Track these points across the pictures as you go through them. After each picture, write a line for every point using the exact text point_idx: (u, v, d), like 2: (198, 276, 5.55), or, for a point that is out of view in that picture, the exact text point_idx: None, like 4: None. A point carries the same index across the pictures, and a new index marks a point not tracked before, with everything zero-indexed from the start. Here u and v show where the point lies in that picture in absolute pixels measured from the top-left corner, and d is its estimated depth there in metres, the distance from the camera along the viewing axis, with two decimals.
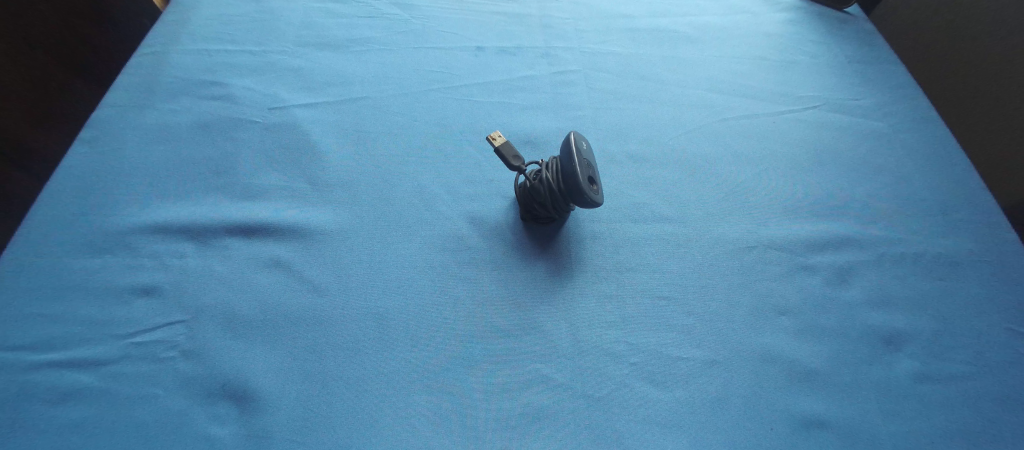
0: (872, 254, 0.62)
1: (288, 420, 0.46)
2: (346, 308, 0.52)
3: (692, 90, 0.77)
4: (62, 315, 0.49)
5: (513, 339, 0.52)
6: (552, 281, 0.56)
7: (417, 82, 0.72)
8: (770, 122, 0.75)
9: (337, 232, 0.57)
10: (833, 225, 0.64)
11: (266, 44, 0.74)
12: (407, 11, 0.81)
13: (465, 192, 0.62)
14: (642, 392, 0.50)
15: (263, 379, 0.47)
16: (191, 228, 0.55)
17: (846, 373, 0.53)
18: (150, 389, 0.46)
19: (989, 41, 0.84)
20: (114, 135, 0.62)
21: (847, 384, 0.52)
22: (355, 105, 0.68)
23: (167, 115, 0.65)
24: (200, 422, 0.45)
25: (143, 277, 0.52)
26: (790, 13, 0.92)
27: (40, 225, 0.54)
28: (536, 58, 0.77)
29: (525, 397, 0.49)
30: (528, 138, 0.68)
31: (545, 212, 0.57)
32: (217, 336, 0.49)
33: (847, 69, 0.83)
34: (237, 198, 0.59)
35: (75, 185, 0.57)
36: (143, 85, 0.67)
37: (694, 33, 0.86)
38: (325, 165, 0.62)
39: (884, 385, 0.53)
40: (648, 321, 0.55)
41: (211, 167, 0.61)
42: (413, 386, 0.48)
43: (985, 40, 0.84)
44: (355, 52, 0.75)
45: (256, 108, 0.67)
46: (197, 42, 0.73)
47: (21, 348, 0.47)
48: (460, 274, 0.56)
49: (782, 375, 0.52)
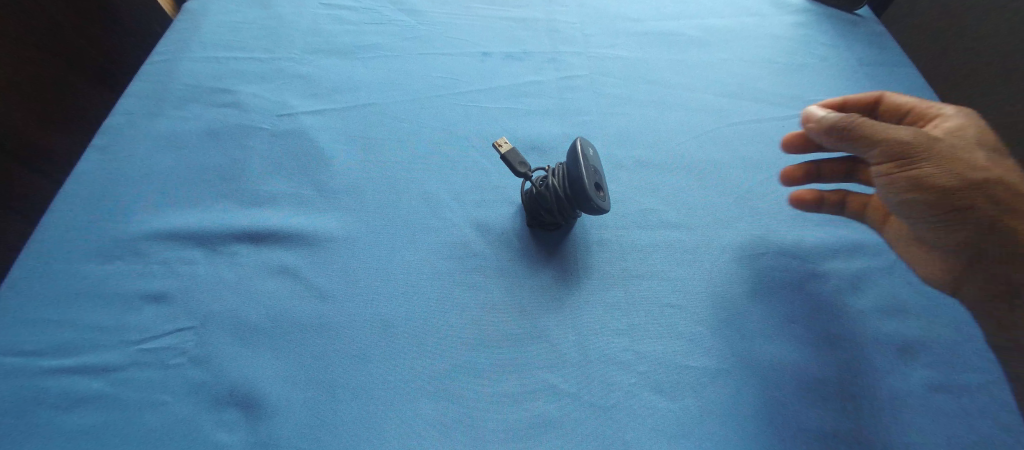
0: (885, 260, 0.61)
1: (295, 428, 0.46)
2: (353, 315, 0.52)
3: (700, 94, 0.77)
4: (73, 321, 0.50)
5: (519, 347, 0.52)
6: (559, 288, 0.56)
7: (425, 88, 0.72)
8: (780, 126, 0.74)
9: (345, 239, 0.57)
10: (845, 231, 0.63)
11: (274, 51, 0.75)
12: (415, 17, 0.81)
13: (471, 199, 0.62)
14: (651, 402, 0.49)
15: (269, 386, 0.47)
16: (200, 235, 0.56)
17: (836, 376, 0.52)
18: (159, 395, 0.46)
19: (992, 43, 0.85)
20: (126, 142, 0.63)
21: (835, 389, 0.52)
22: (362, 112, 0.69)
23: (177, 122, 0.65)
24: (208, 428, 0.45)
25: (153, 283, 0.52)
26: (801, 15, 0.91)
27: (53, 232, 0.55)
28: (543, 63, 0.77)
29: (531, 405, 0.48)
30: (535, 144, 0.68)
31: (551, 219, 0.56)
32: (225, 342, 0.50)
33: (858, 72, 0.82)
34: (245, 205, 0.59)
35: (87, 191, 0.58)
36: (155, 92, 0.68)
37: (702, 36, 0.86)
38: (332, 171, 0.63)
39: (872, 389, 0.52)
40: (656, 329, 0.54)
41: (221, 175, 0.61)
42: (419, 392, 0.48)
43: (987, 43, 0.85)
44: (364, 58, 0.75)
45: (264, 114, 0.67)
46: (208, 50, 0.73)
47: (32, 354, 0.48)
48: (466, 281, 0.55)
49: (771, 384, 0.51)
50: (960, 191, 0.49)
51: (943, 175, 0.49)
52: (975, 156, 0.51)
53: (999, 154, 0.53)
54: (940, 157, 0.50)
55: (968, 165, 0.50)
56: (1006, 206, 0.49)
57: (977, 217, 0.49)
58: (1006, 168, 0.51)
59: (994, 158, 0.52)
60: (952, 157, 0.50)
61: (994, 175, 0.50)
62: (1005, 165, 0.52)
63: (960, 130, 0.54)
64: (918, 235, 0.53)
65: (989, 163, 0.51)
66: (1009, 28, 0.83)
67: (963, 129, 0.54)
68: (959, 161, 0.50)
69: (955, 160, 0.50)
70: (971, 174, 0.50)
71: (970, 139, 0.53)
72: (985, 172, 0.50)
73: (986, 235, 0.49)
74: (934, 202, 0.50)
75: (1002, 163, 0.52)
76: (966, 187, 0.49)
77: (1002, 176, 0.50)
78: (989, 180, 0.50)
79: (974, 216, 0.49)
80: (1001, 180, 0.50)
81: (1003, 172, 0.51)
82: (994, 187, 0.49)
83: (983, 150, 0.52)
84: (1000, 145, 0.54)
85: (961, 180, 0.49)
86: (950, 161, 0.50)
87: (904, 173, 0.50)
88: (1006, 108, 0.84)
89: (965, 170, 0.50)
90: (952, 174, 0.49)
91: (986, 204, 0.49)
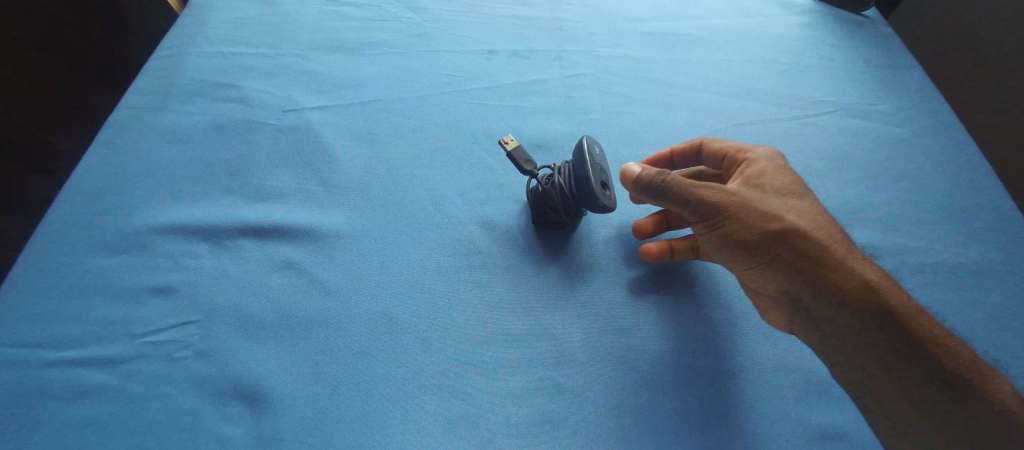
0: (890, 262, 0.61)
1: (300, 422, 0.46)
2: (357, 311, 0.52)
3: (706, 94, 0.77)
4: (78, 314, 0.50)
5: (524, 344, 0.52)
6: (564, 286, 0.56)
7: (429, 85, 0.72)
8: (785, 127, 0.74)
9: (349, 235, 0.57)
10: (850, 232, 0.63)
11: (280, 47, 0.75)
12: (420, 14, 0.81)
13: (476, 196, 0.62)
14: (654, 401, 0.49)
15: (274, 380, 0.47)
16: (206, 229, 0.56)
17: (687, 375, 0.51)
18: (164, 388, 0.47)
19: (990, 43, 0.85)
20: (132, 137, 0.63)
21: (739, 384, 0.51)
22: (367, 108, 0.69)
23: (183, 117, 0.65)
24: (212, 422, 0.45)
25: (158, 276, 0.52)
26: (807, 16, 0.91)
27: (59, 225, 0.55)
28: (548, 62, 0.77)
29: (535, 402, 0.48)
30: (540, 142, 0.68)
31: (557, 217, 0.56)
32: (230, 336, 0.50)
33: (864, 74, 0.82)
34: (251, 200, 0.59)
35: (92, 185, 0.58)
36: (160, 87, 0.68)
37: (708, 36, 0.86)
38: (338, 167, 0.63)
39: (736, 387, 0.51)
40: (659, 328, 0.54)
41: (226, 170, 0.62)
42: (423, 388, 0.48)
43: (985, 43, 0.85)
44: (368, 55, 0.75)
45: (269, 110, 0.67)
46: (213, 45, 0.73)
47: (38, 346, 0.48)
48: (471, 278, 0.56)
49: (642, 382, 0.50)
50: (757, 244, 0.51)
51: (746, 230, 0.51)
52: (766, 204, 0.52)
53: (797, 195, 0.54)
54: (739, 213, 0.51)
55: (761, 216, 0.51)
56: (805, 253, 0.50)
57: (784, 267, 0.50)
58: (797, 213, 0.52)
59: (783, 201, 0.53)
60: (746, 210, 0.51)
61: (786, 222, 0.51)
62: (801, 208, 0.53)
63: (760, 176, 0.54)
64: (744, 284, 0.54)
65: (782, 208, 0.52)
66: (1007, 27, 0.82)
67: (763, 175, 0.54)
68: (751, 214, 0.51)
69: (744, 213, 0.51)
70: (765, 226, 0.50)
71: (772, 185, 0.54)
72: (777, 222, 0.51)
73: (795, 284, 0.50)
74: (740, 255, 0.52)
75: (794, 207, 0.52)
76: (764, 239, 0.50)
77: (791, 224, 0.51)
78: (783, 230, 0.50)
79: (780, 265, 0.50)
80: (798, 228, 0.51)
81: (790, 215, 0.51)
82: (786, 235, 0.50)
83: (772, 197, 0.53)
84: (798, 187, 0.54)
85: (756, 233, 0.50)
86: (742, 214, 0.51)
87: (717, 231, 0.52)
88: (1005, 108, 0.82)
89: (761, 222, 0.51)
90: (757, 227, 0.50)
91: (788, 254, 0.50)
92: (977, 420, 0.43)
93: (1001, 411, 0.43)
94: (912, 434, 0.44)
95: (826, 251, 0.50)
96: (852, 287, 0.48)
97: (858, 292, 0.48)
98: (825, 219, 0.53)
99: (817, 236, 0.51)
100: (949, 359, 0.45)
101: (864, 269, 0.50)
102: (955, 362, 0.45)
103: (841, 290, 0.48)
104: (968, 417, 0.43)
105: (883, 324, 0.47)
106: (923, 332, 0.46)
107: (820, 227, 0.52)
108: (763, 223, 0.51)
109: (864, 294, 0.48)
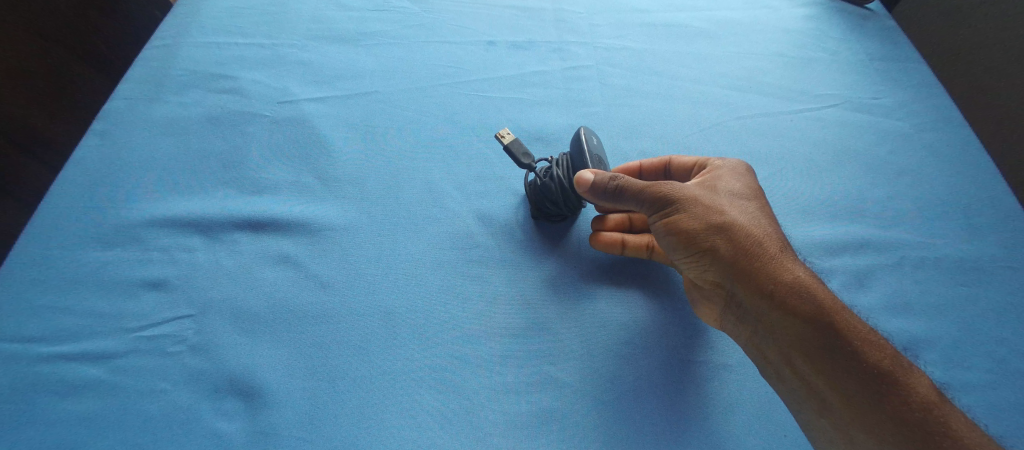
0: (892, 257, 0.60)
1: (294, 418, 0.45)
2: (352, 305, 0.51)
3: (708, 87, 0.76)
4: (71, 308, 0.49)
5: (521, 338, 0.51)
6: (563, 281, 0.55)
7: (427, 77, 0.71)
8: (788, 120, 0.73)
9: (345, 228, 0.57)
10: (851, 227, 0.63)
11: (275, 37, 0.73)
12: (418, 4, 0.80)
13: (475, 189, 0.61)
14: (653, 398, 0.49)
15: (269, 375, 0.47)
16: (200, 223, 0.55)
17: (661, 375, 0.50)
18: (158, 383, 0.46)
19: (998, 42, 0.85)
20: (124, 128, 0.62)
21: (734, 383, 0.50)
22: (364, 100, 0.68)
23: (177, 108, 0.65)
24: (207, 418, 0.45)
25: (151, 270, 0.52)
26: (811, 8, 0.90)
27: (51, 218, 0.54)
28: (548, 53, 0.76)
29: (533, 396, 0.48)
30: (539, 135, 0.67)
31: (556, 210, 0.56)
32: (225, 331, 0.49)
33: (868, 67, 0.81)
34: (246, 193, 0.58)
35: (84, 177, 0.57)
36: (155, 77, 0.67)
37: (710, 28, 0.85)
38: (333, 159, 0.62)
39: (732, 384, 0.50)
40: (659, 325, 0.53)
41: (221, 162, 0.61)
42: (421, 381, 0.48)
43: (993, 42, 0.86)
44: (366, 46, 0.74)
45: (265, 102, 0.66)
46: (208, 35, 0.72)
47: (31, 340, 0.47)
48: (467, 271, 0.55)
49: (619, 382, 0.49)
50: (696, 236, 0.49)
51: (685, 222, 0.49)
52: (708, 199, 0.50)
53: (748, 198, 0.52)
54: (679, 206, 0.49)
55: (705, 209, 0.49)
56: (743, 246, 0.48)
57: (718, 260, 0.48)
58: (744, 212, 0.50)
59: (734, 199, 0.51)
60: (688, 204, 0.49)
61: (728, 217, 0.49)
62: (749, 209, 0.51)
63: (715, 180, 0.53)
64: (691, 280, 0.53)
65: (725, 204, 0.50)
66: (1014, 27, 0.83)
67: (719, 179, 0.53)
68: (692, 207, 0.49)
69: (684, 206, 0.49)
70: (708, 218, 0.49)
71: (725, 187, 0.52)
72: (720, 215, 0.49)
73: (729, 277, 0.48)
74: (682, 246, 0.50)
75: (743, 206, 0.51)
76: (700, 232, 0.49)
77: (736, 220, 0.49)
78: (724, 223, 0.49)
79: (716, 257, 0.49)
80: (738, 224, 0.49)
81: (733, 211, 0.50)
82: (726, 228, 0.48)
83: (721, 195, 0.51)
84: (753, 192, 0.53)
85: (692, 225, 0.49)
86: (681, 207, 0.49)
87: (661, 221, 0.51)
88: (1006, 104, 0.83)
89: (699, 215, 0.49)
90: (693, 220, 0.49)
91: (724, 246, 0.48)
92: (908, 419, 0.41)
93: (931, 413, 0.41)
94: (840, 433, 0.43)
95: (764, 247, 0.48)
96: (791, 282, 0.46)
97: (794, 286, 0.46)
98: (773, 220, 0.51)
99: (757, 233, 0.49)
100: (884, 361, 0.43)
101: (804, 269, 0.48)
102: (884, 361, 0.43)
103: (775, 283, 0.46)
104: (899, 415, 0.41)
105: (821, 321, 0.44)
106: (854, 329, 0.44)
107: (767, 228, 0.50)
108: (700, 216, 0.49)
109: (798, 289, 0.46)
